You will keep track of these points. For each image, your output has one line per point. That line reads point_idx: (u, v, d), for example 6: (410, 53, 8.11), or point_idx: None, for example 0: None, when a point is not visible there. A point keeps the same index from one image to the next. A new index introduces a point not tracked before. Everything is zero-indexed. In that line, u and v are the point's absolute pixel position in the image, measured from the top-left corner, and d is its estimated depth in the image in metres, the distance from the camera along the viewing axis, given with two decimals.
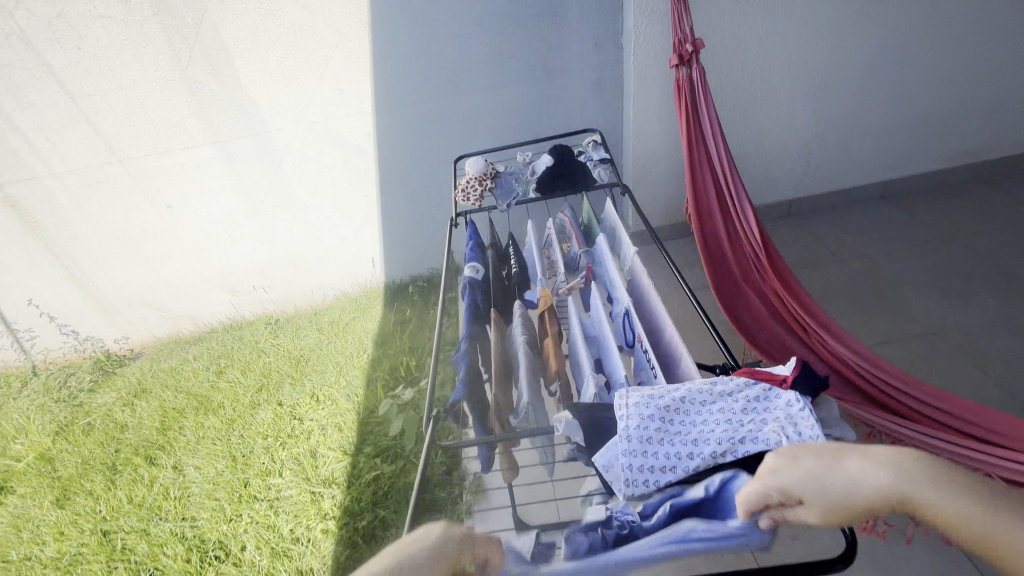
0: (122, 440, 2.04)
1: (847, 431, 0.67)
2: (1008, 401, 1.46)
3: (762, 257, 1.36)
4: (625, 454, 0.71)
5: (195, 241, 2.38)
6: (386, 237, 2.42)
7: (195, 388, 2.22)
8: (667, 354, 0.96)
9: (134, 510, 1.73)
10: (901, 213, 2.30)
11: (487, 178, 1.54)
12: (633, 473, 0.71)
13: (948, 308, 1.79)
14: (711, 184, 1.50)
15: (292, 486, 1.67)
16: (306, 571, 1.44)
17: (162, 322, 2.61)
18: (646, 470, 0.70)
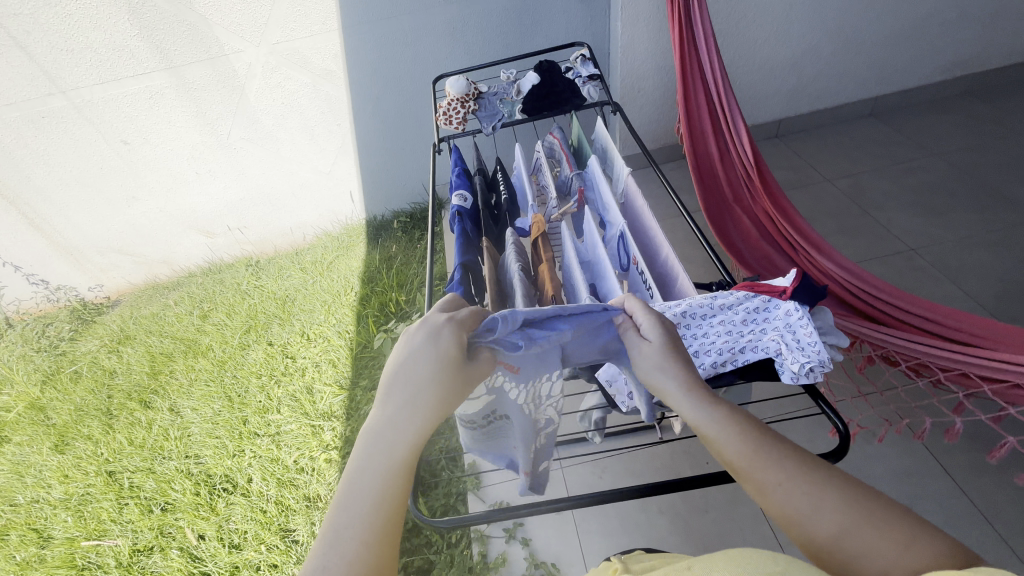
0: (113, 386, 2.04)
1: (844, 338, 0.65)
2: (977, 311, 1.54)
3: (753, 176, 1.33)
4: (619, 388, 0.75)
5: (160, 180, 2.24)
6: (365, 171, 2.32)
7: (181, 333, 2.19)
8: (663, 275, 0.96)
9: (136, 451, 1.76)
10: (888, 130, 2.27)
11: (470, 99, 1.44)
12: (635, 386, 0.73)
13: (928, 225, 1.83)
14: (703, 101, 1.44)
15: (292, 421, 1.70)
16: (315, 497, 1.51)
17: (136, 268, 2.52)
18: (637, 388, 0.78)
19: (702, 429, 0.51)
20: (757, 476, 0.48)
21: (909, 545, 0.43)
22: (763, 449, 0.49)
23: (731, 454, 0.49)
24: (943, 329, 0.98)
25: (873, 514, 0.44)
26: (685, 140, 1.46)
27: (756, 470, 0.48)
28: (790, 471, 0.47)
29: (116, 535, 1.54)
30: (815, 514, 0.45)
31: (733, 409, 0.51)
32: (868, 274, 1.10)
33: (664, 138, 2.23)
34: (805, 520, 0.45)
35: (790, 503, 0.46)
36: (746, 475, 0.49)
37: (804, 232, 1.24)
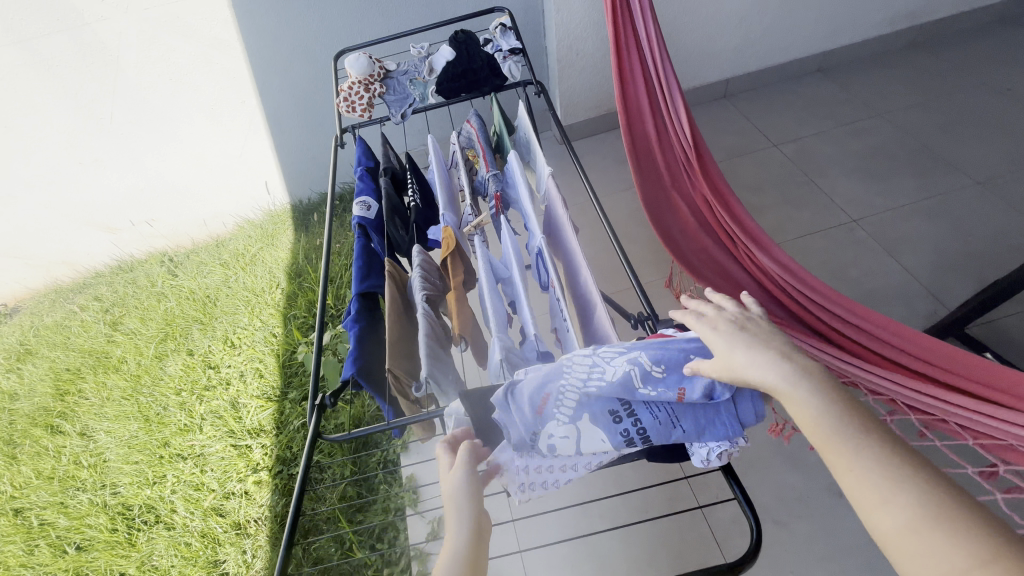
0: (14, 411, 1.84)
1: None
2: (912, 286, 1.53)
3: (692, 158, 1.24)
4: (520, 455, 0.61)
5: (39, 172, 1.95)
6: (281, 150, 2.08)
7: (88, 344, 1.97)
8: (586, 297, 0.87)
9: (44, 484, 1.61)
10: (835, 88, 2.19)
11: (375, 80, 1.25)
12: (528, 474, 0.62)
13: (870, 193, 1.79)
14: (639, 75, 1.29)
15: (215, 442, 1.57)
16: (245, 524, 1.41)
17: (32, 272, 2.24)
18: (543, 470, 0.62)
19: (789, 393, 0.51)
20: (834, 451, 0.47)
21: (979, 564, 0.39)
22: (844, 426, 0.48)
23: (813, 421, 0.49)
24: (877, 342, 0.94)
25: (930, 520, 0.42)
26: (621, 116, 1.30)
27: (830, 446, 0.47)
28: (859, 451, 0.46)
29: None
30: (890, 502, 0.43)
31: (831, 397, 0.49)
32: (808, 273, 1.04)
33: (607, 105, 2.07)
34: (872, 505, 0.44)
35: (857, 482, 0.45)
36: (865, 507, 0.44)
37: (743, 224, 1.16)
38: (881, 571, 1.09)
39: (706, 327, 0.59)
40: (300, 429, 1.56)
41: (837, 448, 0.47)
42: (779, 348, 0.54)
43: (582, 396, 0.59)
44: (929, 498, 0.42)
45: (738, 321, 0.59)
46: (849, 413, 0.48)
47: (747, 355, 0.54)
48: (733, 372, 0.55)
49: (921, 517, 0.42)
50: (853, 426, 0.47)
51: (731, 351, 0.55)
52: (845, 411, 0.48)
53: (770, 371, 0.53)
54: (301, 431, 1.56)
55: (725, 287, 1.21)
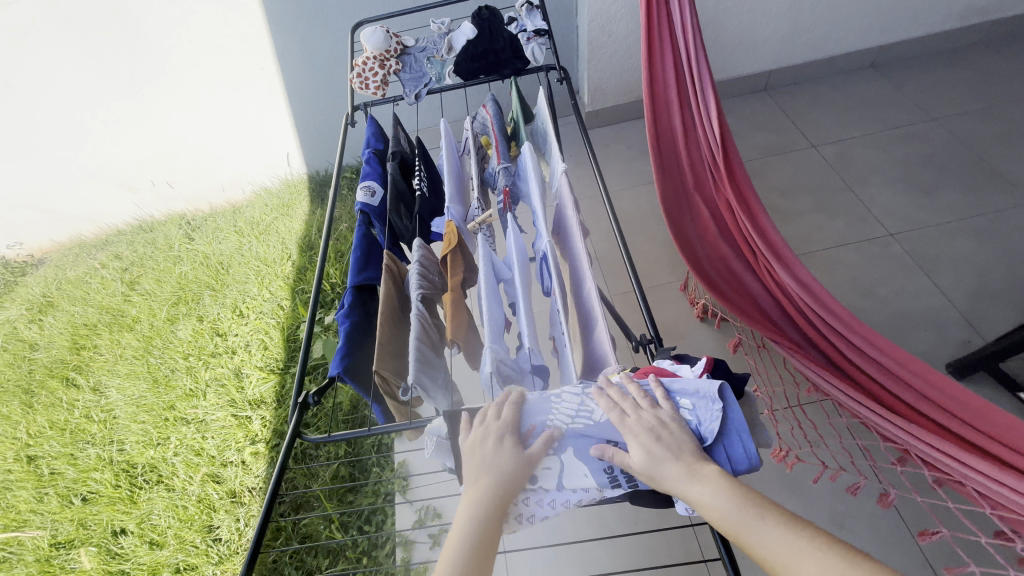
0: (34, 360, 1.90)
1: (710, 381, 0.57)
2: (946, 310, 1.43)
3: (719, 160, 1.15)
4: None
5: (62, 128, 1.96)
6: (300, 119, 2.05)
7: (105, 302, 2.02)
8: (588, 307, 0.82)
9: (56, 435, 1.67)
10: (886, 87, 2.03)
11: (390, 56, 1.19)
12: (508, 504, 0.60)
13: (912, 206, 1.67)
14: (671, 66, 1.20)
15: (218, 409, 1.60)
16: (240, 492, 1.44)
17: (57, 225, 2.29)
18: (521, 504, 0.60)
19: (692, 494, 0.50)
20: (749, 539, 0.46)
21: None
22: (748, 509, 0.47)
23: (721, 518, 0.48)
24: (896, 381, 0.88)
25: None
26: (647, 110, 1.21)
27: (745, 539, 0.47)
28: (768, 534, 0.46)
29: (36, 527, 1.47)
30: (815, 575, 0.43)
31: (725, 482, 0.49)
32: (832, 300, 0.96)
33: (637, 92, 1.97)
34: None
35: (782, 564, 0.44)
36: None
37: (767, 236, 1.08)
38: None
39: (627, 433, 0.55)
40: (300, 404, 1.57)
41: (749, 541, 0.46)
42: (688, 449, 0.53)
43: (571, 429, 0.61)
44: (840, 569, 0.42)
45: (653, 427, 0.55)
46: (750, 497, 0.48)
47: (649, 462, 0.53)
48: (653, 481, 0.53)
49: None
50: (754, 514, 0.47)
51: (642, 459, 0.53)
52: (744, 496, 0.48)
53: (675, 474, 0.51)
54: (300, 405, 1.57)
55: (740, 303, 1.14)
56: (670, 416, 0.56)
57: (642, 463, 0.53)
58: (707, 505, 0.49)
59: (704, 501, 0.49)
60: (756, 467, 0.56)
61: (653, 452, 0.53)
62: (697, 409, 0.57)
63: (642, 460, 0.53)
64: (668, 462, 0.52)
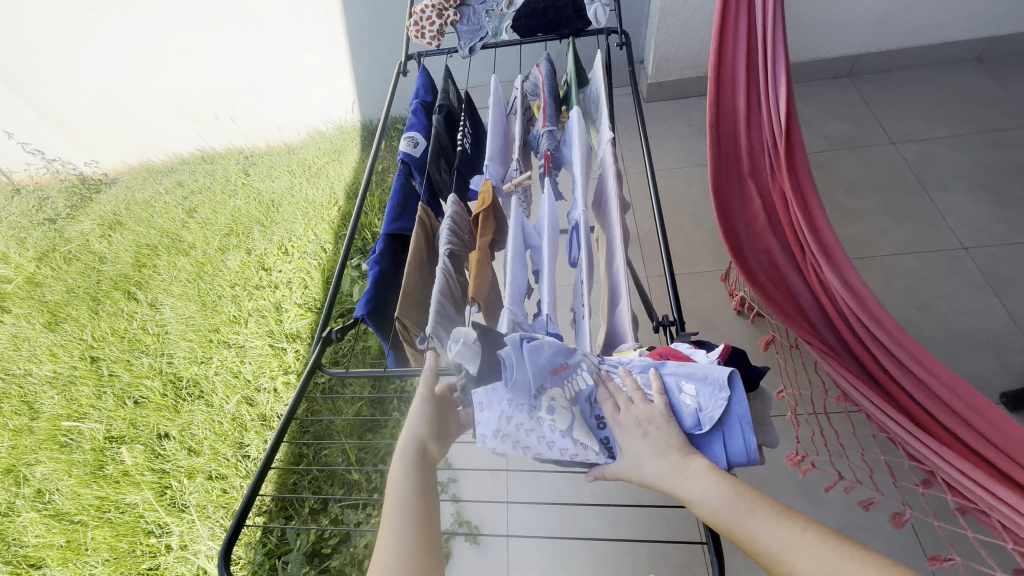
0: (102, 272, 2.07)
1: (720, 368, 0.55)
2: (1011, 336, 1.32)
3: (780, 146, 1.08)
4: (512, 399, 0.59)
5: (136, 55, 2.05)
6: (358, 64, 2.07)
7: (167, 225, 2.15)
8: (614, 284, 0.80)
9: (116, 341, 1.83)
10: (991, 83, 1.82)
11: (449, 5, 1.16)
12: (510, 424, 0.59)
13: (995, 219, 1.51)
14: (742, 40, 1.12)
15: (257, 337, 1.70)
16: (270, 417, 1.54)
17: (129, 149, 2.44)
18: (524, 428, 0.59)
19: (684, 492, 0.50)
20: (741, 531, 0.46)
21: None
22: (739, 501, 0.48)
23: (711, 514, 0.48)
24: (935, 401, 0.83)
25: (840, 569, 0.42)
26: (710, 85, 1.14)
27: (736, 531, 0.47)
28: (758, 526, 0.46)
29: (94, 420, 1.63)
30: (804, 564, 0.43)
31: (715, 474, 0.50)
32: (879, 307, 0.90)
33: (704, 66, 1.86)
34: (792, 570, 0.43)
35: (771, 556, 0.45)
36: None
37: (819, 234, 1.03)
38: None
39: (614, 432, 0.56)
40: None
41: (740, 536, 0.46)
42: (676, 445, 0.53)
43: (589, 392, 0.60)
44: (831, 561, 0.42)
45: (641, 422, 0.55)
46: (739, 492, 0.48)
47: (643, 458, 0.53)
48: (643, 481, 0.53)
49: None
50: (744, 509, 0.47)
51: (630, 457, 0.54)
52: (734, 491, 0.48)
53: (666, 471, 0.52)
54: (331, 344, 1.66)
55: (780, 300, 1.08)
56: (662, 412, 0.55)
57: (631, 458, 0.54)
58: (697, 502, 0.49)
59: (694, 496, 0.50)
60: (755, 460, 0.54)
61: (642, 448, 0.54)
62: (701, 397, 0.55)
63: (635, 454, 0.54)
64: (658, 460, 0.53)
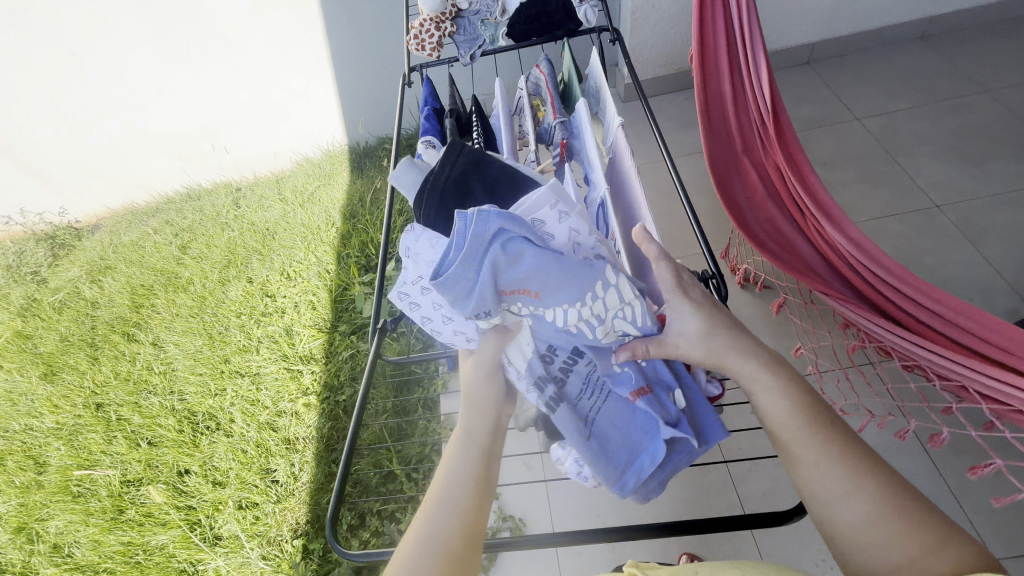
0: (96, 317, 2.01)
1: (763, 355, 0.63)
2: (992, 281, 1.43)
3: (769, 123, 1.16)
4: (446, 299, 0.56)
5: (121, 97, 2.07)
6: (344, 89, 2.12)
7: (160, 264, 2.11)
8: (647, 252, 0.85)
9: (121, 384, 1.77)
10: (936, 58, 1.98)
11: (447, 19, 1.21)
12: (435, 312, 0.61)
13: (960, 177, 1.64)
14: (721, 29, 1.21)
15: (270, 363, 1.68)
16: (294, 440, 1.52)
17: (111, 192, 2.40)
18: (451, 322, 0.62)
19: (758, 398, 0.55)
20: (796, 449, 0.52)
21: (924, 547, 0.46)
22: (813, 428, 0.52)
23: (778, 425, 0.53)
24: (953, 328, 0.91)
25: (879, 512, 0.48)
26: (697, 72, 1.22)
27: (794, 446, 0.52)
28: (824, 453, 0.51)
29: (106, 466, 1.57)
30: (843, 495, 0.49)
31: (800, 396, 0.54)
32: (879, 252, 0.99)
33: (677, 63, 1.97)
34: (831, 495, 0.49)
35: (818, 480, 0.50)
36: (826, 499, 0.50)
37: (816, 196, 1.11)
38: None
39: (679, 298, 0.58)
40: (347, 360, 1.66)
41: (796, 453, 0.52)
42: (747, 345, 0.57)
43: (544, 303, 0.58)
44: (874, 505, 0.48)
45: (698, 303, 0.58)
46: (813, 422, 0.52)
47: (729, 353, 0.57)
48: (710, 364, 0.58)
49: (865, 516, 0.48)
50: (814, 437, 0.51)
51: (703, 342, 0.58)
52: (810, 420, 0.52)
53: (748, 374, 0.56)
54: (347, 362, 1.66)
55: (790, 261, 1.14)
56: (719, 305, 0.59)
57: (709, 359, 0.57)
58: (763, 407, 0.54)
59: (767, 407, 0.54)
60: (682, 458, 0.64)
61: (726, 351, 0.57)
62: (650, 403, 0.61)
63: (717, 350, 0.57)
64: (737, 363, 0.56)
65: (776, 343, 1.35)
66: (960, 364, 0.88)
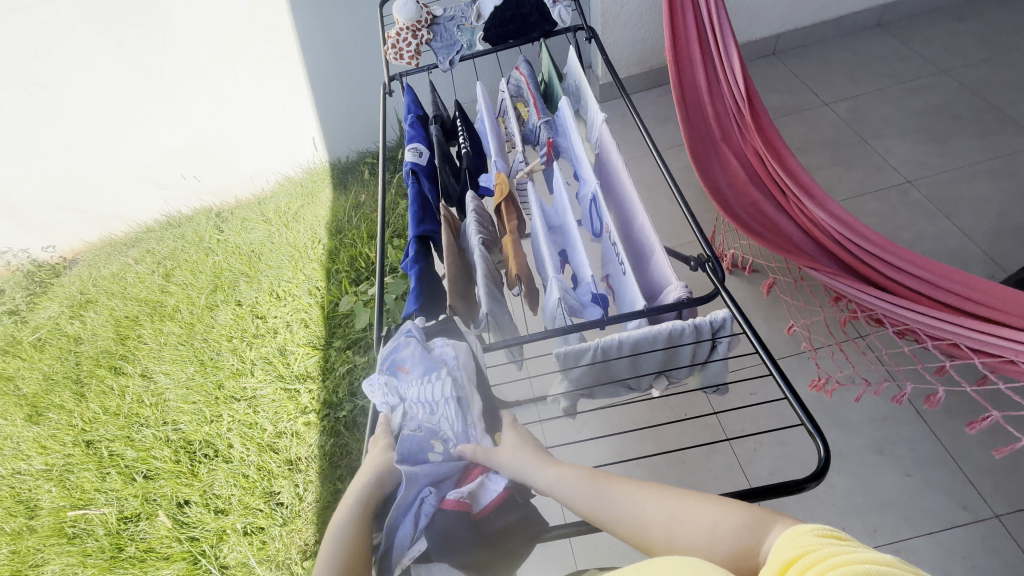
0: (80, 353, 1.95)
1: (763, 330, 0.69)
2: (967, 250, 1.48)
3: (745, 110, 1.20)
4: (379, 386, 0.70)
5: (95, 128, 2.04)
6: (323, 107, 2.13)
7: (144, 294, 2.06)
8: (642, 240, 0.87)
9: (111, 419, 1.72)
10: (894, 43, 2.06)
11: (423, 27, 1.22)
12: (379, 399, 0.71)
13: (928, 154, 1.71)
14: (692, 23, 1.24)
15: (267, 385, 1.66)
16: (296, 460, 1.49)
17: (87, 225, 2.34)
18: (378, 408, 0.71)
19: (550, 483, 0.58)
20: (603, 514, 0.54)
21: (720, 523, 0.48)
22: (601, 486, 0.55)
23: (578, 504, 0.56)
24: (942, 292, 0.96)
25: (681, 520, 0.50)
26: (671, 66, 1.25)
27: (600, 515, 0.54)
28: (621, 501, 0.54)
29: (101, 504, 1.52)
30: (648, 522, 0.52)
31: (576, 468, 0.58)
32: (861, 226, 1.04)
33: (650, 61, 2.02)
34: (643, 530, 0.52)
35: (630, 524, 0.52)
36: (648, 541, 0.51)
37: (797, 178, 1.15)
38: (921, 525, 1.07)
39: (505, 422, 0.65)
40: (345, 376, 1.64)
41: (604, 516, 0.54)
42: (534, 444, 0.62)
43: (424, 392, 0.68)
44: (672, 513, 0.51)
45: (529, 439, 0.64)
46: (595, 477, 0.56)
47: (515, 455, 0.61)
48: (514, 473, 0.60)
49: (669, 528, 0.50)
50: (604, 490, 0.55)
51: (506, 451, 0.62)
52: (591, 477, 0.56)
53: (532, 463, 0.60)
54: (345, 377, 1.63)
55: (777, 242, 1.17)
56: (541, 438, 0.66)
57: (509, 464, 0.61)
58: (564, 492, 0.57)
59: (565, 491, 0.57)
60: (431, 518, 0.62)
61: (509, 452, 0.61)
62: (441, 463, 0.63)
63: (507, 455, 0.61)
64: (530, 467, 0.59)
65: (770, 325, 1.37)
66: (949, 322, 0.93)
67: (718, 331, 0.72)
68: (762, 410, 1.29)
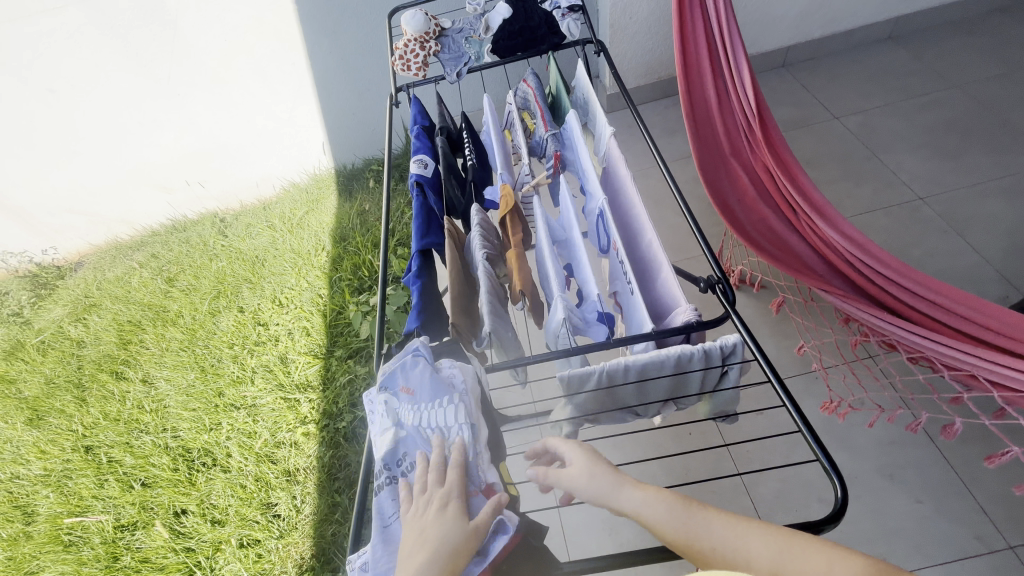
0: (82, 357, 1.95)
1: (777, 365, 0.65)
2: (980, 269, 1.45)
3: (755, 125, 1.18)
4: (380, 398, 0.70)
5: (102, 132, 2.05)
6: (329, 114, 2.13)
7: (148, 298, 2.06)
8: (649, 259, 0.85)
9: (111, 425, 1.71)
10: (906, 57, 2.04)
11: (431, 39, 1.22)
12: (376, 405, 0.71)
13: (940, 170, 1.68)
14: (701, 37, 1.23)
15: (266, 394, 1.64)
16: (294, 471, 1.48)
17: (93, 228, 2.35)
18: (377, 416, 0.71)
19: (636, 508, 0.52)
20: (698, 543, 0.48)
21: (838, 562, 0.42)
22: (694, 512, 0.49)
23: (667, 531, 0.50)
24: (956, 318, 0.93)
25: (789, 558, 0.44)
26: (681, 79, 1.23)
27: (694, 547, 0.48)
28: (716, 532, 0.48)
29: (98, 511, 1.51)
30: (752, 557, 0.46)
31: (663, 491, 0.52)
32: (873, 248, 1.02)
33: (658, 71, 2.00)
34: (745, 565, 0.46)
35: (729, 557, 0.47)
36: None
37: (807, 195, 1.12)
38: (932, 555, 1.04)
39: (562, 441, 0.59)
40: (345, 387, 1.62)
41: (699, 545, 0.48)
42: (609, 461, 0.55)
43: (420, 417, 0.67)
44: (778, 548, 0.45)
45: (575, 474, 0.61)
46: (687, 502, 0.50)
47: (589, 475, 0.55)
48: (594, 497, 0.54)
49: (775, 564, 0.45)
50: (698, 518, 0.49)
51: (581, 471, 0.55)
52: (682, 502, 0.50)
53: (609, 485, 0.53)
54: (345, 388, 1.62)
55: (786, 260, 1.15)
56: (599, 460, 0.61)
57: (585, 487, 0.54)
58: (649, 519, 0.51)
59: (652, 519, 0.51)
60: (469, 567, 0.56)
61: (585, 473, 0.55)
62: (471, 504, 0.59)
63: (582, 476, 0.55)
64: (613, 489, 0.53)
65: (777, 343, 1.35)
66: (961, 349, 0.91)
67: (727, 357, 0.69)
68: (769, 430, 1.26)
